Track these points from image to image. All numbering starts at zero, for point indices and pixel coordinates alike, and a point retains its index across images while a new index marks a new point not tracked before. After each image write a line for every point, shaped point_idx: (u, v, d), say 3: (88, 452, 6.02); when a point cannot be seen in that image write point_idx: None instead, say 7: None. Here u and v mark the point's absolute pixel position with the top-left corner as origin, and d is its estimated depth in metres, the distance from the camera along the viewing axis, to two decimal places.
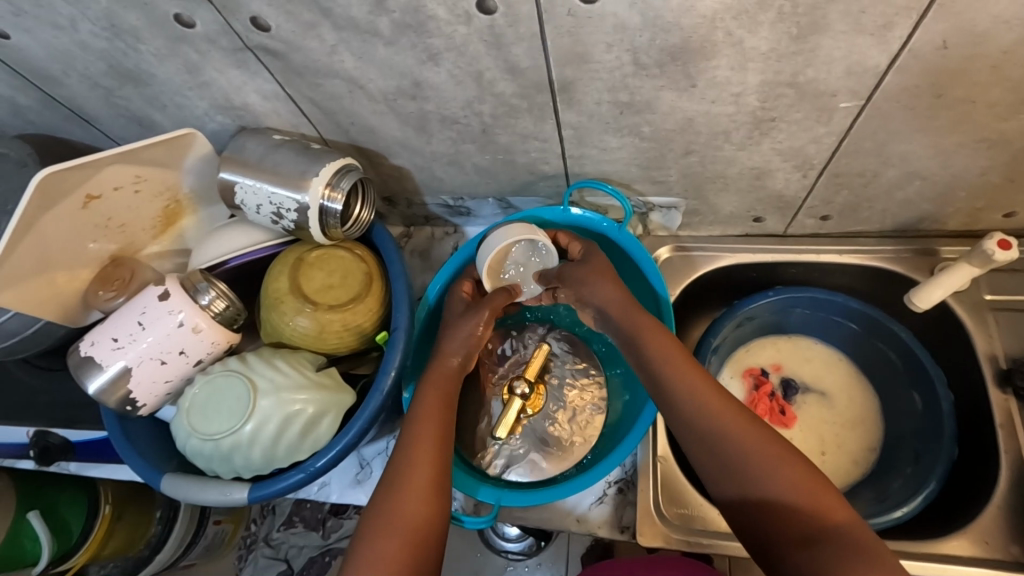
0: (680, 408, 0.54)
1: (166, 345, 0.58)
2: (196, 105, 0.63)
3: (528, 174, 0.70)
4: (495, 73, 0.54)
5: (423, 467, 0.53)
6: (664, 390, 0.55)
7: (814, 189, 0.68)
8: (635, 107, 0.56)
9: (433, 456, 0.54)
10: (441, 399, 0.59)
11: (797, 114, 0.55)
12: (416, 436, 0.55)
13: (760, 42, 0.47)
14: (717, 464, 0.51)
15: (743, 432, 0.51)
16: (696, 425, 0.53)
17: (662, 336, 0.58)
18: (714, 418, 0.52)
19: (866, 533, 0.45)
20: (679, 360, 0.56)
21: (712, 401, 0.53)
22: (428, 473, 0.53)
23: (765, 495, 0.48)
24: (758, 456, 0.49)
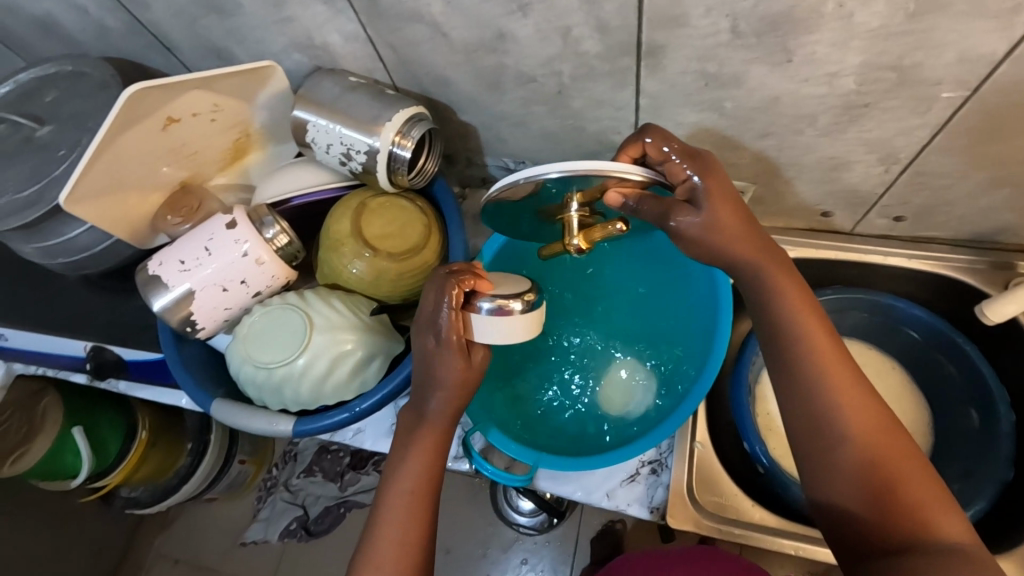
0: (779, 340, 0.52)
1: (230, 273, 0.59)
2: (276, 40, 0.64)
3: (595, 143, 0.69)
4: (583, 30, 0.52)
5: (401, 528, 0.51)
6: (774, 337, 0.53)
7: (893, 187, 0.65)
8: (721, 79, 0.55)
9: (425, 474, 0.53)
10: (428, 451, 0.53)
11: (893, 101, 0.53)
12: (416, 444, 0.54)
13: (871, 17, 0.45)
14: (804, 423, 0.51)
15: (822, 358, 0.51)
16: (794, 359, 0.52)
17: (785, 277, 0.53)
18: (820, 371, 0.50)
19: (948, 517, 0.45)
20: (802, 305, 0.52)
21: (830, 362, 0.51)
22: (423, 481, 0.53)
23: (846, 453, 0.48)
24: (844, 395, 0.50)
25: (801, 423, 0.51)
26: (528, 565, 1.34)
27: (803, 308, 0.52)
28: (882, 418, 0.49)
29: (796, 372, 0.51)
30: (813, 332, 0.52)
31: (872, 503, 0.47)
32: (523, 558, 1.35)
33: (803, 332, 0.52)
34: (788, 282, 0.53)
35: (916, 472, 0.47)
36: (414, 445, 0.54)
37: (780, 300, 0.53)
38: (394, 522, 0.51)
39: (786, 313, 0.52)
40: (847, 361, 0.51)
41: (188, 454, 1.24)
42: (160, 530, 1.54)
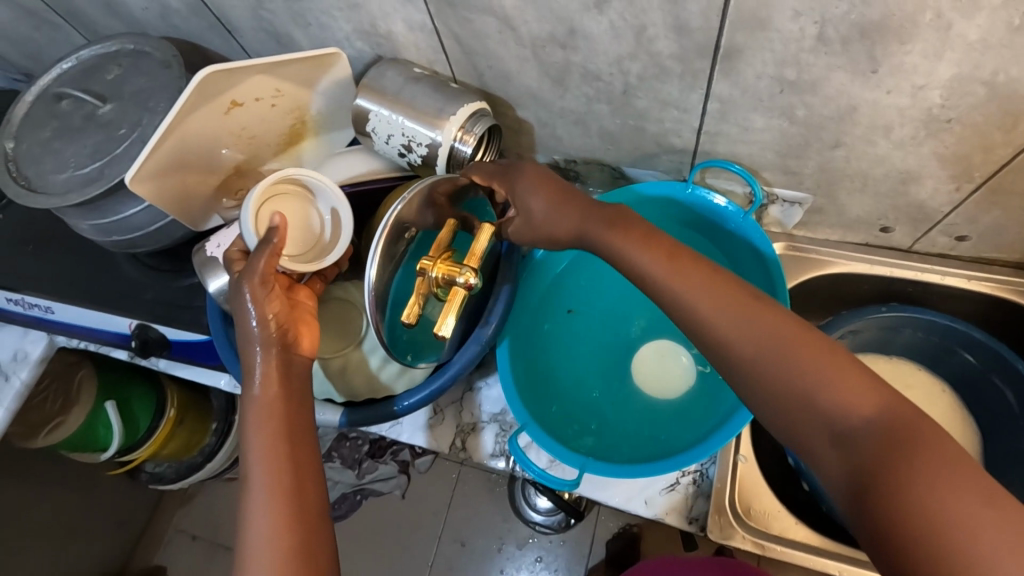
0: (713, 340, 0.46)
1: None
2: (340, 27, 0.63)
3: (654, 145, 0.68)
4: (660, 29, 0.51)
5: (269, 510, 0.43)
6: (702, 334, 0.47)
7: (961, 205, 0.63)
8: (799, 86, 0.53)
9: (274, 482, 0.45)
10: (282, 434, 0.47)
11: (978, 117, 0.51)
12: (253, 452, 0.46)
13: (971, 28, 0.43)
14: (781, 417, 0.43)
15: (762, 340, 0.44)
16: (737, 359, 0.45)
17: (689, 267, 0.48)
18: (772, 356, 0.44)
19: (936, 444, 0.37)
20: (716, 293, 0.47)
21: (767, 335, 0.44)
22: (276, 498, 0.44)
23: (817, 411, 0.41)
24: (806, 373, 0.42)
25: (770, 402, 0.44)
26: (542, 564, 1.34)
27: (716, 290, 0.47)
28: (842, 363, 0.42)
29: (740, 363, 0.45)
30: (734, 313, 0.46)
31: (860, 490, 0.38)
32: (538, 556, 1.34)
33: (728, 317, 0.46)
34: (695, 270, 0.48)
35: (895, 408, 0.40)
36: (255, 441, 0.47)
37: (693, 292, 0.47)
38: (256, 517, 0.44)
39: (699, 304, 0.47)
40: (792, 331, 0.44)
41: (213, 433, 1.27)
42: (181, 506, 1.56)
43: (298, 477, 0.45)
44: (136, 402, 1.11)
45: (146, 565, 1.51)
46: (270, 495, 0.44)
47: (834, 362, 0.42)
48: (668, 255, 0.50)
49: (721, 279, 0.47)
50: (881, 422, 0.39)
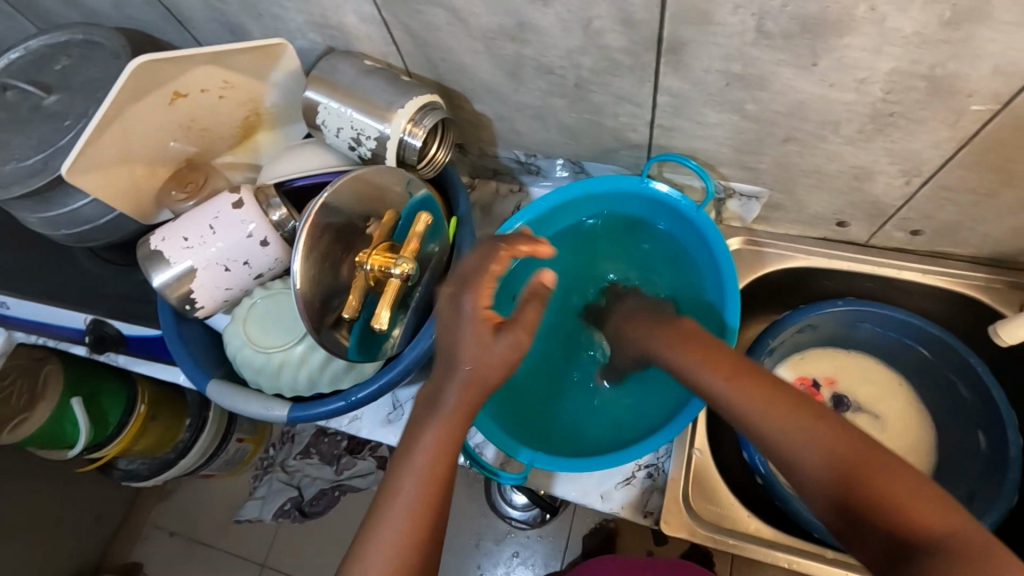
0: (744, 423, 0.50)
1: (233, 253, 0.58)
2: (291, 19, 0.62)
3: (612, 139, 0.68)
4: (606, 22, 0.51)
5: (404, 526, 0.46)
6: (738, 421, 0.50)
7: (913, 200, 0.63)
8: (747, 80, 0.53)
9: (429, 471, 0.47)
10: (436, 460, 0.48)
11: (922, 112, 0.51)
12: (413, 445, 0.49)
13: (906, 22, 0.43)
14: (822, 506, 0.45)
15: (796, 430, 0.47)
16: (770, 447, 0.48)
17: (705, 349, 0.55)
18: (805, 447, 0.46)
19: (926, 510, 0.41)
20: (750, 387, 0.50)
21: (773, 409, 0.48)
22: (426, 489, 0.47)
23: (813, 483, 0.46)
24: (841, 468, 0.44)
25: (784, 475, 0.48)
26: (519, 559, 1.34)
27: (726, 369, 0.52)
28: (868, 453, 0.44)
29: (750, 434, 0.49)
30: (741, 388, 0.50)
31: None
32: (514, 551, 1.34)
33: (739, 398, 0.50)
34: (720, 363, 0.53)
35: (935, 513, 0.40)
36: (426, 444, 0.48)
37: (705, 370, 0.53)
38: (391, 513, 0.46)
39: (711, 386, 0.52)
40: (827, 422, 0.46)
41: (187, 429, 1.26)
42: (158, 502, 1.56)
43: (440, 493, 0.47)
44: (106, 398, 1.10)
45: (122, 562, 1.51)
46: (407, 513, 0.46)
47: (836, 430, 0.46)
48: (690, 343, 0.56)
49: (754, 372, 0.51)
50: (878, 488, 0.42)
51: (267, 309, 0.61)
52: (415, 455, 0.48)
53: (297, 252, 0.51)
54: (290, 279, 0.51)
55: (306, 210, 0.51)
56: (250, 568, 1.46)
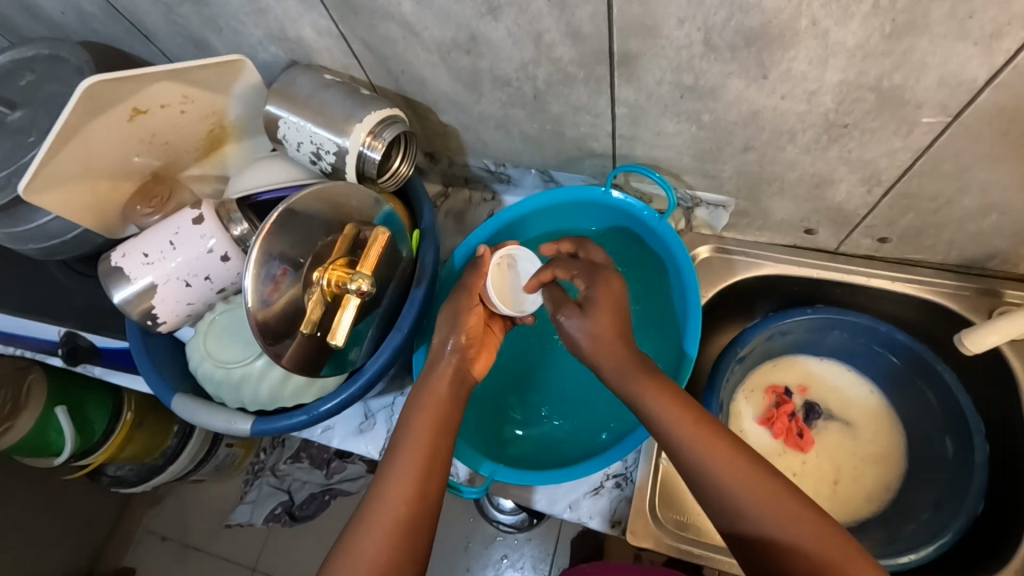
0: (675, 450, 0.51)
1: (194, 268, 0.58)
2: (251, 32, 0.62)
3: (575, 149, 0.68)
4: (556, 36, 0.51)
5: (404, 486, 0.53)
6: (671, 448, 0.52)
7: (877, 208, 0.63)
8: (699, 91, 0.53)
9: (415, 462, 0.54)
10: (428, 434, 0.56)
11: (874, 122, 0.51)
12: (407, 436, 0.56)
13: (848, 36, 0.43)
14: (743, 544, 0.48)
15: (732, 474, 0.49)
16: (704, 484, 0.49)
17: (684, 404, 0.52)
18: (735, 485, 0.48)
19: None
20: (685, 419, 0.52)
21: (750, 485, 0.48)
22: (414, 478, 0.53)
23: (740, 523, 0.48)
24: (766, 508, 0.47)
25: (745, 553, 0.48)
26: (508, 561, 1.34)
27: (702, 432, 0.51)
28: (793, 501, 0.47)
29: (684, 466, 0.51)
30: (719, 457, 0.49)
31: None
32: (503, 554, 1.35)
33: (675, 422, 0.52)
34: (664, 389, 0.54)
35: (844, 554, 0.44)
36: (409, 438, 0.56)
37: (685, 433, 0.51)
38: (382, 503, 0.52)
39: (689, 449, 0.50)
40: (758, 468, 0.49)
41: (174, 436, 1.27)
42: (149, 507, 1.56)
43: (436, 458, 0.55)
44: (90, 406, 1.11)
45: (113, 567, 1.51)
46: (406, 474, 0.53)
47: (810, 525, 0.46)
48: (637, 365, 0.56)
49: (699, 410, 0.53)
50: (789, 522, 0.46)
51: (227, 323, 0.61)
52: (410, 432, 0.56)
53: (251, 263, 0.52)
54: (245, 293, 0.51)
55: (265, 220, 0.52)
56: (240, 572, 1.47)
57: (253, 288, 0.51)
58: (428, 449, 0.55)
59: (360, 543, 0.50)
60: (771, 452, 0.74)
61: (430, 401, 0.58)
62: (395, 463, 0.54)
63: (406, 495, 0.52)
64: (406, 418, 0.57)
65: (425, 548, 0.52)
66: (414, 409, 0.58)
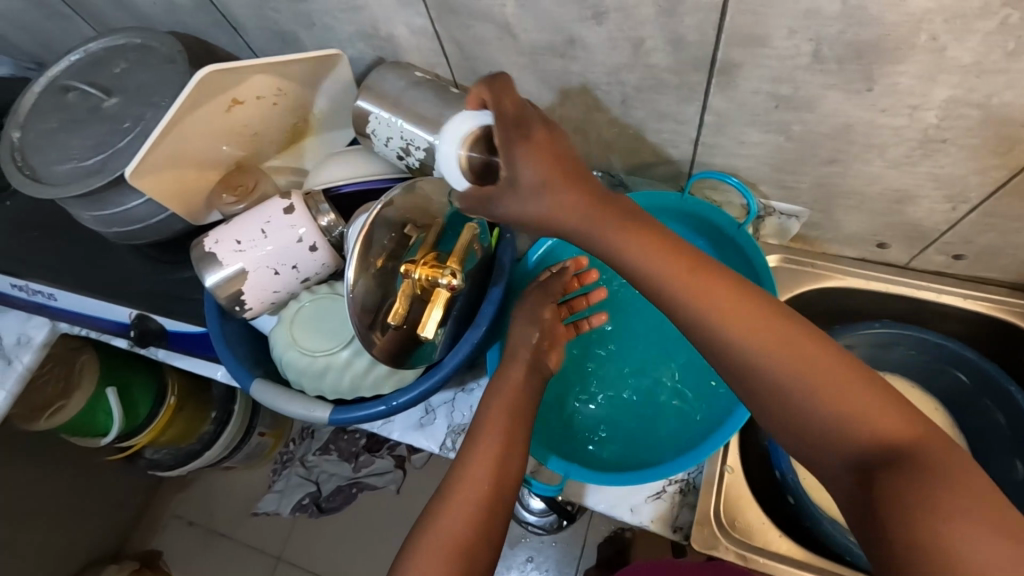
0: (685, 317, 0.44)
1: (284, 257, 0.60)
2: (343, 29, 0.63)
3: (651, 154, 0.68)
4: (657, 42, 0.51)
5: (484, 465, 0.54)
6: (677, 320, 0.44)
7: (957, 225, 0.63)
8: (794, 102, 0.53)
9: (492, 444, 0.55)
10: (505, 421, 0.57)
11: (971, 139, 0.51)
12: (485, 418, 0.57)
13: (964, 52, 0.43)
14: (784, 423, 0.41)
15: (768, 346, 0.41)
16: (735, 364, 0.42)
17: (700, 281, 0.43)
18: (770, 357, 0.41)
19: (973, 517, 0.33)
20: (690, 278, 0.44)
21: (780, 362, 0.41)
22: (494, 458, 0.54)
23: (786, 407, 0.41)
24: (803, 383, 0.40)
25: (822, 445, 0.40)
26: (533, 564, 1.34)
27: (757, 325, 0.42)
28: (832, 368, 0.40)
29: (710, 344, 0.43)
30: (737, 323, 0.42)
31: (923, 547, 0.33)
32: (529, 556, 1.35)
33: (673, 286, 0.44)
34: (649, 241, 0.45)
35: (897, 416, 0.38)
36: (487, 422, 0.57)
37: (724, 327, 0.42)
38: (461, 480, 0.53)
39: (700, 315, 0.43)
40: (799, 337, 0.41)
41: (212, 421, 1.29)
42: (178, 491, 1.58)
43: (513, 441, 0.56)
44: (137, 388, 1.13)
45: (140, 549, 1.53)
46: (485, 455, 0.54)
47: (883, 408, 0.39)
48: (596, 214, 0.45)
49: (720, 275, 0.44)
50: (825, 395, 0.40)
51: (314, 313, 0.63)
52: (487, 416, 0.57)
53: (352, 258, 0.54)
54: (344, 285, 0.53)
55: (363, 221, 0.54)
56: (266, 561, 1.48)
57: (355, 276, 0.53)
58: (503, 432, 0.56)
59: (443, 520, 0.51)
60: None
61: (507, 389, 0.59)
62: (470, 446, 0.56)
63: (484, 473, 0.53)
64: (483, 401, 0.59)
65: (500, 532, 0.52)
66: (491, 397, 0.59)
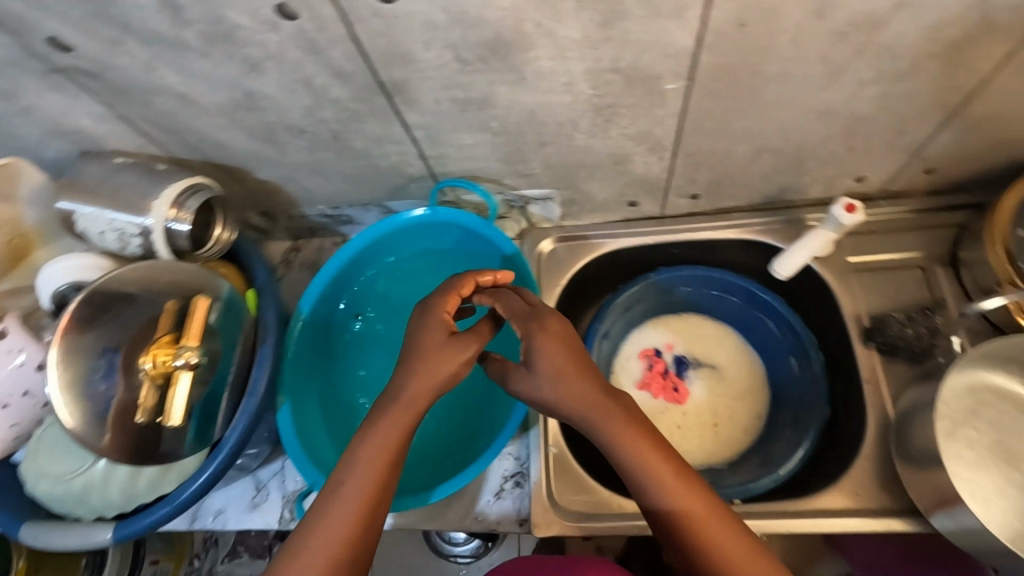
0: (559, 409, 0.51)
1: (7, 388, 0.55)
2: (27, 133, 0.60)
3: (396, 177, 0.70)
4: (324, 78, 0.53)
5: (347, 522, 0.46)
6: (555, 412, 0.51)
7: (675, 170, 0.70)
8: (475, 103, 0.56)
9: (356, 503, 0.46)
10: (379, 470, 0.48)
11: (630, 99, 0.56)
12: (352, 463, 0.48)
13: (570, 31, 0.48)
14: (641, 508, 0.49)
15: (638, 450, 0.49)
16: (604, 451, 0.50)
17: (575, 381, 0.50)
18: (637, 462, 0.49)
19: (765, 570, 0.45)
20: (566, 390, 0.50)
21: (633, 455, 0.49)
22: (355, 514, 0.46)
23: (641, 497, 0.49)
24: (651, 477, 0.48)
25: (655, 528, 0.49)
26: None
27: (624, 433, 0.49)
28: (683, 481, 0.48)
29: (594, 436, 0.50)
30: (600, 415, 0.49)
31: None
32: None
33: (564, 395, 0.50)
34: (566, 362, 0.50)
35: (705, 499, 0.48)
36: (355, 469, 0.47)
37: (603, 431, 0.49)
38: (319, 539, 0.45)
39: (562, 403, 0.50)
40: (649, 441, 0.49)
41: None
42: None
43: (386, 490, 0.48)
44: None
45: None
46: (348, 510, 0.46)
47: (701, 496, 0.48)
48: (561, 351, 0.50)
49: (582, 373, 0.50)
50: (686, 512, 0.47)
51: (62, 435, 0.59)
52: (357, 463, 0.48)
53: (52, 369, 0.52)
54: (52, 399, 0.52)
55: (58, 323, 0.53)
56: None
57: (73, 398, 0.52)
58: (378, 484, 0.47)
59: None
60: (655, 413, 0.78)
61: (392, 428, 0.49)
62: (357, 472, 0.47)
63: (343, 530, 0.45)
64: (354, 446, 0.48)
65: (365, 568, 0.47)
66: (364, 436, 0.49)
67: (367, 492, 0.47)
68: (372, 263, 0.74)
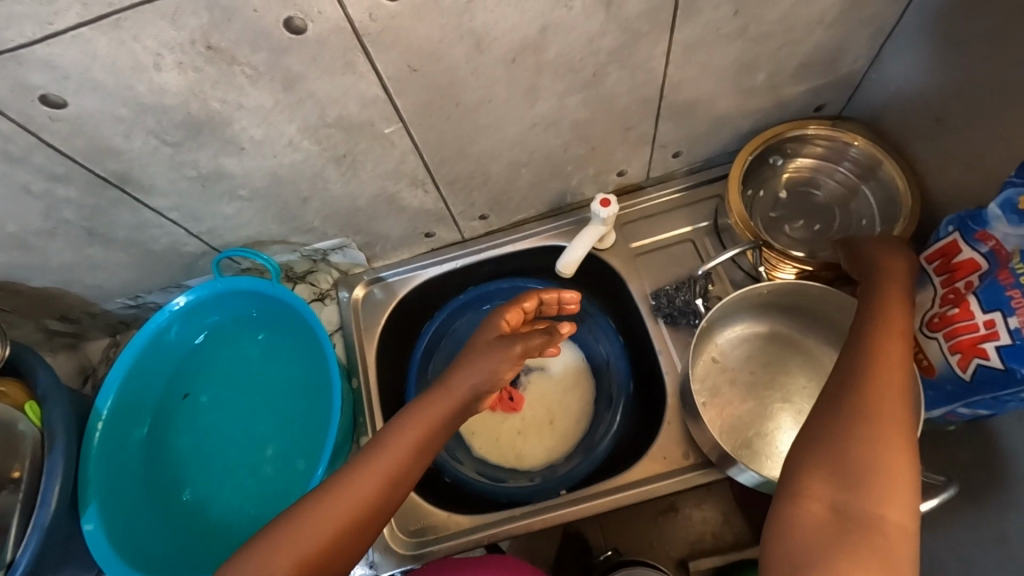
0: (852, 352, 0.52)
1: None
2: None
3: (178, 257, 0.71)
4: (42, 182, 0.54)
5: (360, 486, 0.52)
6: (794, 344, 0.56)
7: (448, 198, 0.74)
8: (211, 176, 0.59)
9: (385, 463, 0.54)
10: (418, 434, 0.57)
11: (359, 146, 0.61)
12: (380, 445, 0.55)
13: (258, 100, 0.51)
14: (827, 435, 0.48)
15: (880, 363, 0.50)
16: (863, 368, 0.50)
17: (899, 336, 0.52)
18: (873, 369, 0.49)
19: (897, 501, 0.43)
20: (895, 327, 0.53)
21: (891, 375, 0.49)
22: (377, 474, 0.53)
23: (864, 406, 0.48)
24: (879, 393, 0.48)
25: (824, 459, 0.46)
26: None
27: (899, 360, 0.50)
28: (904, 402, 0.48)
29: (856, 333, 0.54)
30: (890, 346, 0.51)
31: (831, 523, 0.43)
32: None
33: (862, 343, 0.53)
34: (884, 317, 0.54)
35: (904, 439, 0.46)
36: (401, 431, 0.56)
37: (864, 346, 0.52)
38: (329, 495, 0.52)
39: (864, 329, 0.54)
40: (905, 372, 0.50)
41: None
42: None
43: (417, 452, 0.56)
44: None
45: None
46: (377, 466, 0.54)
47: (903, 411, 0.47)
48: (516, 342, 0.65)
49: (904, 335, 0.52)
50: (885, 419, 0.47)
51: None
52: (402, 426, 0.57)
53: None
54: None
55: None
56: None
57: None
58: (421, 435, 0.57)
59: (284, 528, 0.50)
60: (492, 427, 0.80)
61: (420, 414, 0.58)
62: (398, 432, 0.56)
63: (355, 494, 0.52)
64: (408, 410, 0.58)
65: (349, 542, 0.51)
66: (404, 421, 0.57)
67: (408, 445, 0.56)
68: (164, 350, 0.75)
